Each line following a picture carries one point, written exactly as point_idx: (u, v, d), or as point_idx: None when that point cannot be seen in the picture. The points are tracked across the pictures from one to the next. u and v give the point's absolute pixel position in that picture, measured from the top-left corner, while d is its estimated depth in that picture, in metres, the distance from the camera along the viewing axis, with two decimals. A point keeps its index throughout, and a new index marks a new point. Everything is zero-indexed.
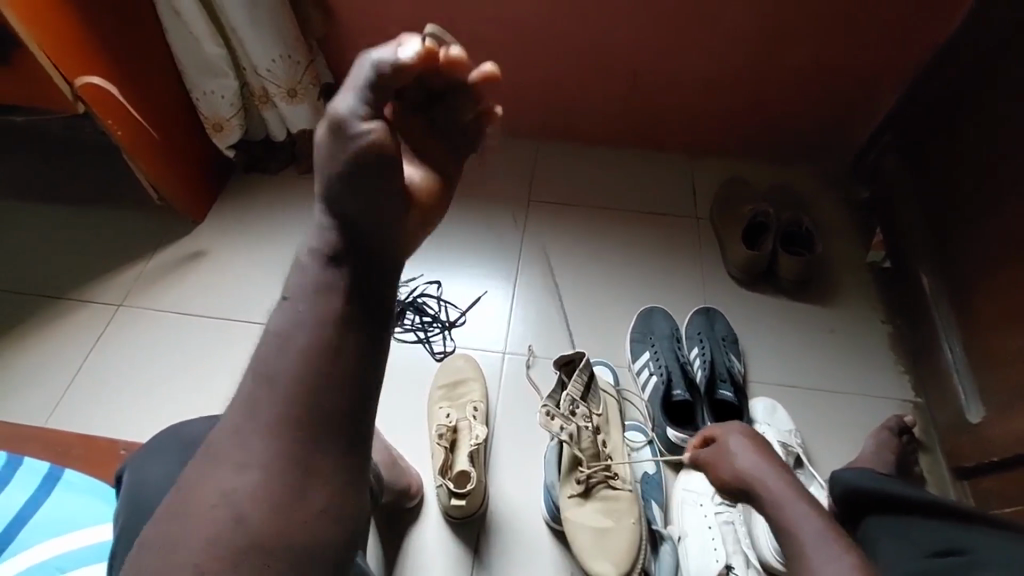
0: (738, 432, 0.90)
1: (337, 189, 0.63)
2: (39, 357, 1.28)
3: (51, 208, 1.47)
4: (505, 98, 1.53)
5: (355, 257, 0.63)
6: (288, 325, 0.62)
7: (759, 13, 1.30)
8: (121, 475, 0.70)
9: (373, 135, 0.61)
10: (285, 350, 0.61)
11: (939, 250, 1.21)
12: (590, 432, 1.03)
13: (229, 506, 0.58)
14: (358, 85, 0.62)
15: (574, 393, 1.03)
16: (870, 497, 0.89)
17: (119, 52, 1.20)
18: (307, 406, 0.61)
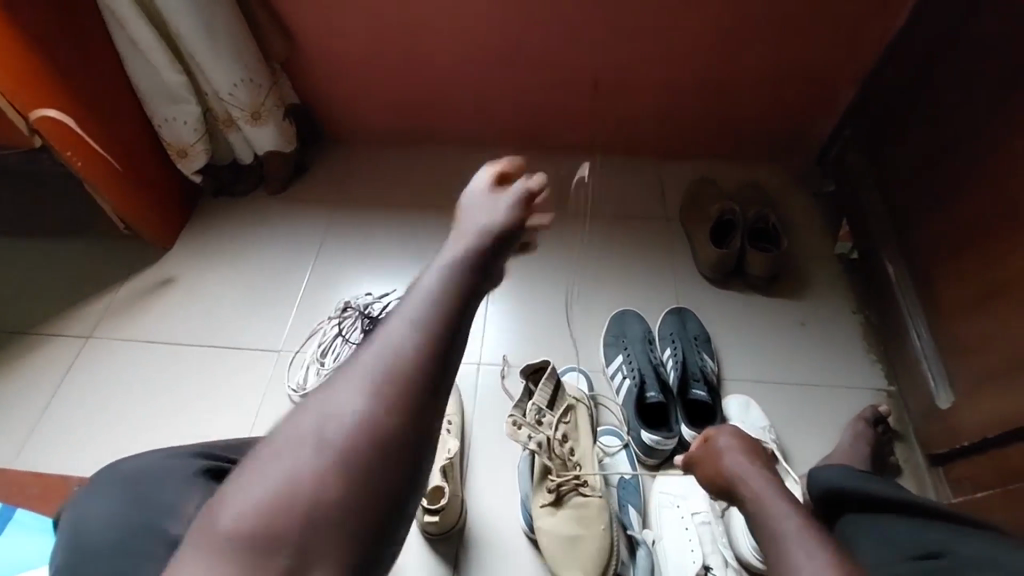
0: (729, 432, 0.89)
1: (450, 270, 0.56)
2: (9, 392, 1.26)
3: (16, 242, 1.46)
4: (470, 110, 1.54)
5: (478, 275, 0.57)
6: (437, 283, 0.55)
7: (714, 15, 1.32)
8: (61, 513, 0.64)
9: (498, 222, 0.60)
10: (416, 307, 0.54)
11: (902, 239, 1.22)
12: (557, 440, 1.04)
13: (300, 485, 0.47)
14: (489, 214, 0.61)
15: (539, 402, 1.05)
16: (848, 493, 0.85)
17: (77, 84, 1.20)
18: (417, 402, 0.51)
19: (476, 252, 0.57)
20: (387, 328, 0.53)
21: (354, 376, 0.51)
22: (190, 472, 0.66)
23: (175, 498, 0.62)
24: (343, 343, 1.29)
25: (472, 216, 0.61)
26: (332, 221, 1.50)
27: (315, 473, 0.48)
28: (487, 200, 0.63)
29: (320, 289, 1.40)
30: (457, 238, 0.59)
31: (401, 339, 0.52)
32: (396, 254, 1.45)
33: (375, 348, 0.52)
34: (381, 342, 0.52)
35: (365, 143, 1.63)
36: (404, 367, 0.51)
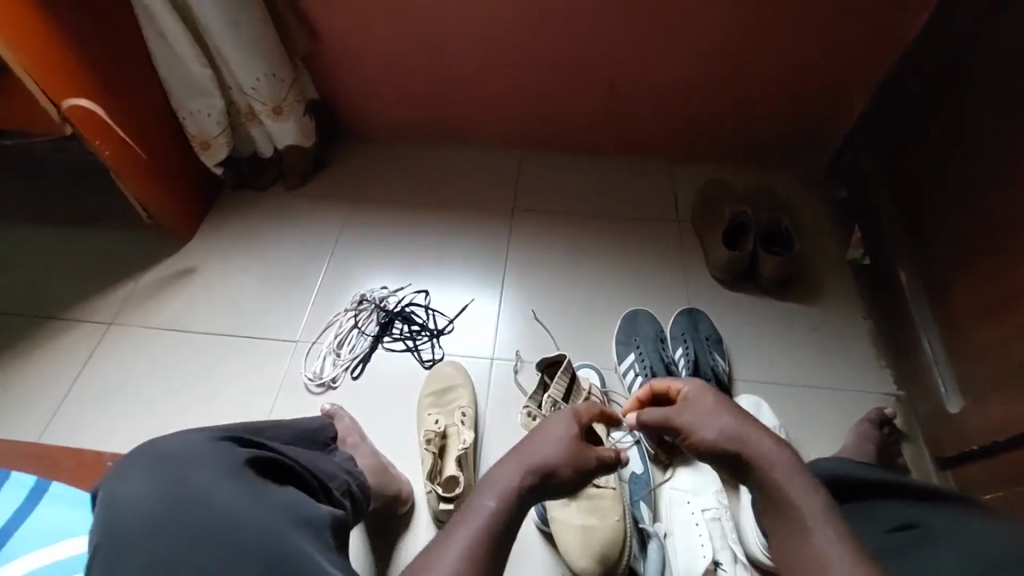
0: (705, 391, 0.80)
1: (527, 458, 0.68)
2: (33, 374, 1.29)
3: (40, 229, 1.48)
4: (487, 110, 1.57)
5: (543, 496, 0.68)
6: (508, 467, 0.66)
7: (731, 20, 1.34)
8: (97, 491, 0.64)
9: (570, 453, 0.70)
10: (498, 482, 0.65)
11: (915, 245, 1.24)
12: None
13: None
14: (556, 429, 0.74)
15: (555, 395, 1.09)
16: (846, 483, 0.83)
17: (106, 74, 1.22)
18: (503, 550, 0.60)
19: (551, 462, 0.68)
20: (509, 473, 0.66)
21: (455, 537, 0.59)
22: (221, 451, 0.68)
23: (216, 479, 0.64)
24: (359, 335, 1.33)
25: (546, 442, 0.70)
26: (349, 216, 1.52)
27: (467, 558, 0.57)
28: (564, 417, 0.75)
29: (336, 282, 1.42)
30: (533, 445, 0.70)
31: (507, 476, 0.65)
32: (411, 249, 1.47)
33: (487, 492, 0.64)
34: (474, 517, 0.61)
35: (383, 140, 1.66)
36: (483, 529, 0.60)
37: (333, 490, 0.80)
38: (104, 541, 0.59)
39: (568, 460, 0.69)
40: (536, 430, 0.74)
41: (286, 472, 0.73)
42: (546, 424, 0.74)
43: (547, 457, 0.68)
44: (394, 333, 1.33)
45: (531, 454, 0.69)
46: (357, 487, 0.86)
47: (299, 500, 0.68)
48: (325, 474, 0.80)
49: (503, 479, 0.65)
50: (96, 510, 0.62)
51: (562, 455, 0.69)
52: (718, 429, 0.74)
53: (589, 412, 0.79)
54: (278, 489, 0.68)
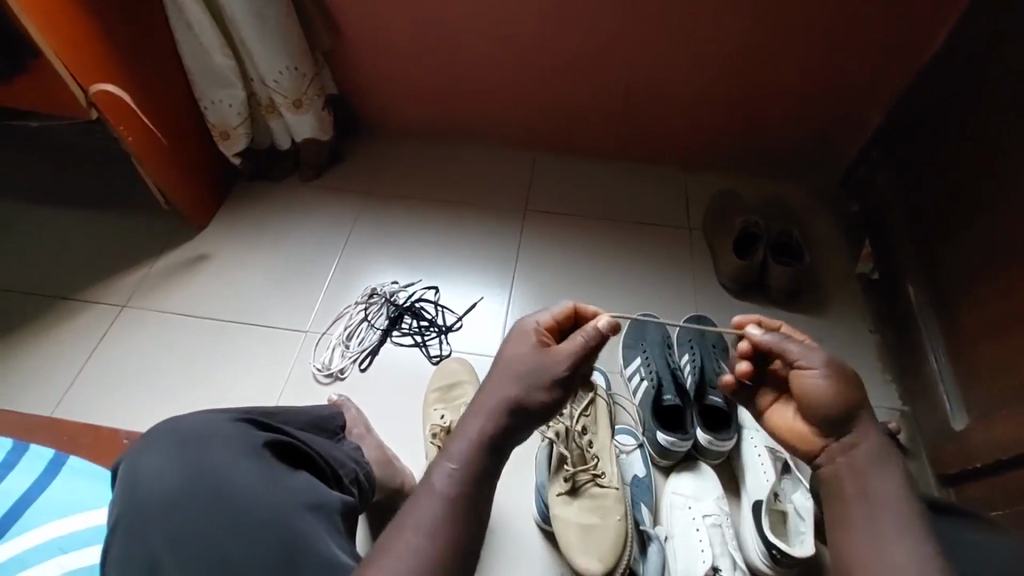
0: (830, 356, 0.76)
1: (498, 393, 0.67)
2: (47, 353, 1.31)
3: (59, 212, 1.51)
4: (504, 111, 1.58)
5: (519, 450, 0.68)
6: (478, 419, 0.65)
7: (749, 32, 1.35)
8: (116, 466, 0.65)
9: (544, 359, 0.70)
10: (465, 434, 0.64)
11: (925, 262, 1.24)
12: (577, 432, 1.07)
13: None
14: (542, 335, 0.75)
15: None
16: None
17: (131, 61, 1.24)
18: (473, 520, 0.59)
19: (516, 395, 0.67)
20: (471, 423, 0.65)
21: (421, 504, 0.59)
22: (238, 431, 0.69)
23: (230, 459, 0.65)
24: (368, 328, 1.34)
25: (508, 371, 0.69)
26: (362, 210, 1.54)
27: (437, 523, 0.58)
28: (522, 336, 0.75)
29: (347, 275, 1.44)
30: (493, 380, 0.69)
31: (475, 423, 0.65)
32: (423, 246, 1.48)
33: (456, 443, 0.63)
34: (440, 481, 0.61)
35: (399, 137, 1.67)
36: (452, 496, 0.59)
37: (344, 477, 0.81)
38: (126, 514, 0.61)
39: (536, 386, 0.68)
40: (497, 359, 0.73)
41: (300, 455, 0.74)
42: (506, 348, 0.74)
43: (511, 389, 0.67)
44: (403, 328, 1.34)
45: (493, 392, 0.67)
46: (364, 476, 0.86)
47: (312, 484, 0.69)
48: (336, 461, 0.81)
49: (465, 432, 0.64)
50: (117, 484, 0.63)
51: (528, 379, 0.68)
52: (845, 391, 0.71)
53: (551, 321, 0.80)
54: (291, 471, 0.69)
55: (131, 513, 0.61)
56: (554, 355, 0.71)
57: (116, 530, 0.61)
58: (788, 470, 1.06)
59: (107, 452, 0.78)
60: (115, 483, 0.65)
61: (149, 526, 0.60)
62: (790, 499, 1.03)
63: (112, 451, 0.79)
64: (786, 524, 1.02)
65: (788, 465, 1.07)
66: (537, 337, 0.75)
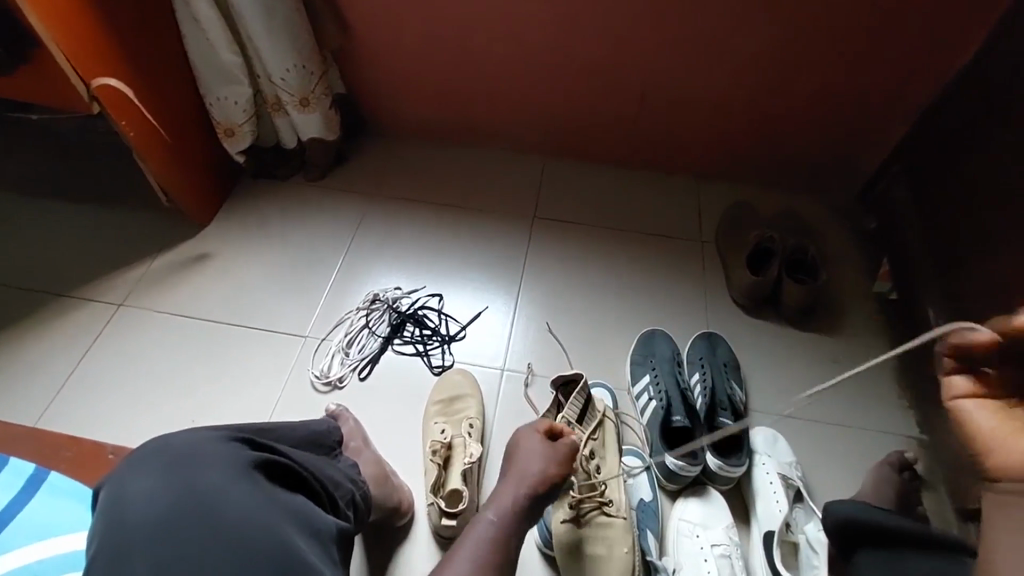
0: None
1: (521, 478, 0.82)
2: (40, 351, 1.28)
3: (58, 206, 1.48)
4: (514, 116, 1.55)
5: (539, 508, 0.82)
6: (512, 482, 0.82)
7: (770, 40, 1.31)
8: (99, 489, 0.61)
9: (546, 463, 0.85)
10: (500, 497, 0.80)
11: (947, 285, 1.19)
12: (585, 457, 1.04)
13: None
14: (535, 442, 0.88)
15: (569, 416, 1.03)
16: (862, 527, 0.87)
17: (135, 55, 1.22)
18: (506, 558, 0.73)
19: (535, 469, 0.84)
20: (505, 493, 0.80)
21: (465, 549, 0.72)
22: (235, 452, 0.65)
23: (225, 481, 0.61)
24: (369, 335, 1.31)
25: (525, 462, 0.85)
26: (367, 212, 1.51)
27: (475, 565, 0.70)
28: (530, 434, 0.90)
29: (350, 279, 1.40)
30: (514, 468, 0.85)
31: (509, 490, 0.81)
32: (428, 252, 1.45)
33: (492, 509, 0.78)
34: (481, 527, 0.75)
35: (406, 138, 1.64)
36: (491, 541, 0.73)
37: (339, 499, 0.78)
38: (106, 543, 0.56)
39: (551, 463, 0.85)
40: (513, 457, 0.87)
41: (295, 478, 0.70)
42: (517, 445, 0.89)
43: (533, 469, 0.84)
44: (405, 336, 1.31)
45: (518, 471, 0.83)
46: (361, 496, 0.83)
47: (307, 509, 0.66)
48: (332, 482, 0.77)
49: (502, 497, 0.79)
50: (98, 508, 0.59)
51: (546, 461, 0.85)
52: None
53: (545, 426, 0.92)
54: (286, 496, 0.66)
55: (114, 539, 0.56)
56: (559, 445, 0.88)
57: (93, 560, 0.56)
58: (799, 499, 1.04)
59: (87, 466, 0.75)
60: (96, 507, 0.60)
61: (135, 553, 0.55)
62: (803, 529, 1.00)
63: (96, 465, 0.75)
64: (796, 555, 1.00)
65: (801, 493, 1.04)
66: (538, 436, 0.90)
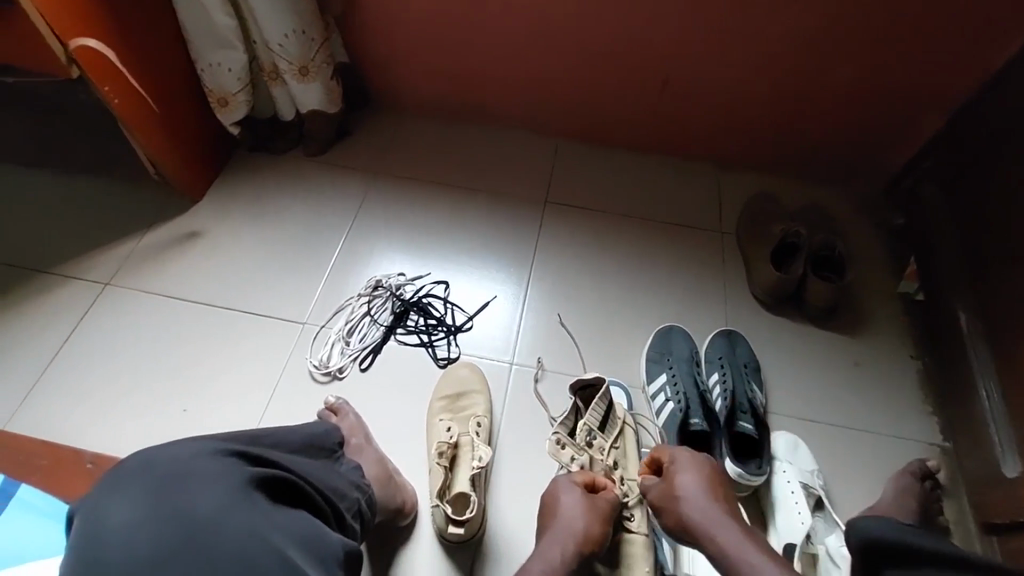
0: (687, 462, 0.90)
1: (564, 546, 0.85)
2: (21, 331, 1.21)
3: (40, 176, 1.39)
4: (528, 92, 1.45)
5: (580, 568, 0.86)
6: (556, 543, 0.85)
7: (806, 19, 1.22)
8: (75, 512, 0.55)
9: (586, 523, 0.87)
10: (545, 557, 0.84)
11: (979, 288, 1.13)
12: (607, 466, 1.01)
13: None
14: (575, 501, 0.89)
15: (590, 423, 1.02)
16: (886, 547, 0.68)
17: (118, 15, 1.11)
18: None
19: (580, 527, 0.86)
20: (550, 552, 0.84)
21: None
22: (229, 469, 0.58)
23: (219, 504, 0.55)
24: (371, 323, 1.24)
25: (567, 519, 0.87)
26: (369, 191, 1.42)
27: None
28: (569, 487, 0.92)
29: (350, 263, 1.32)
30: (556, 524, 0.88)
31: (552, 552, 0.84)
32: (434, 236, 1.37)
33: (538, 567, 0.83)
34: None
35: (412, 113, 1.54)
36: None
37: (344, 512, 0.72)
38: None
39: (594, 522, 0.88)
40: (553, 512, 0.90)
41: (297, 493, 0.64)
42: (557, 498, 0.91)
43: (577, 527, 0.86)
44: (408, 325, 1.24)
45: (562, 530, 0.86)
46: (367, 504, 0.77)
47: (311, 530, 0.60)
48: (336, 493, 0.72)
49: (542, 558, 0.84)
50: (72, 536, 0.52)
51: (589, 519, 0.87)
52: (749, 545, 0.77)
53: (584, 479, 0.94)
54: (289, 516, 0.59)
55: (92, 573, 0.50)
56: (599, 502, 0.90)
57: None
58: (819, 507, 1.02)
59: (59, 478, 0.78)
60: (71, 532, 0.54)
61: None
62: (823, 542, 0.98)
63: (72, 479, 0.79)
64: (816, 567, 0.96)
65: (820, 501, 1.03)
66: (578, 487, 0.92)
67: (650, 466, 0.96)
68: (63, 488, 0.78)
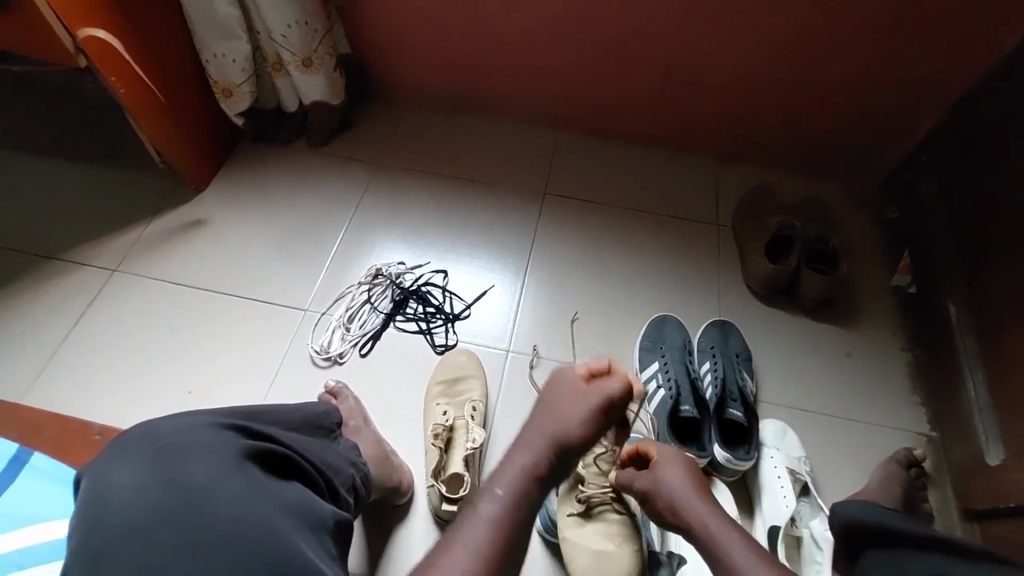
0: (675, 459, 0.92)
1: (544, 432, 0.78)
2: (30, 315, 1.24)
3: (49, 163, 1.42)
4: (528, 85, 1.47)
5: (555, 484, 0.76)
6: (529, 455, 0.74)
7: (803, 14, 1.23)
8: (83, 476, 0.58)
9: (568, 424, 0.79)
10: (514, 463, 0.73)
11: (969, 281, 1.15)
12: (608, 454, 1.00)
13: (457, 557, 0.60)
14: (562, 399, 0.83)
15: None
16: (864, 525, 0.77)
17: (125, 7, 1.14)
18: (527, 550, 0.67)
19: (562, 427, 0.79)
20: (534, 440, 0.77)
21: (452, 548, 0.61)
22: (226, 441, 0.61)
23: (219, 474, 0.58)
24: (371, 311, 1.27)
25: (551, 414, 0.81)
26: (370, 182, 1.44)
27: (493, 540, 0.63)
28: (565, 379, 0.87)
29: (351, 252, 1.35)
30: (540, 416, 0.81)
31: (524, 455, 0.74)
32: (433, 226, 1.39)
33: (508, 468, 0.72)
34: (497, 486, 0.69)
35: (413, 104, 1.56)
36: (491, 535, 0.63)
37: (338, 486, 0.75)
38: (85, 537, 0.53)
39: (574, 421, 0.80)
40: (546, 395, 0.86)
41: (292, 466, 0.67)
42: (551, 387, 0.87)
43: (557, 425, 0.79)
44: (407, 313, 1.27)
45: (543, 423, 0.79)
46: (361, 481, 0.80)
47: (305, 500, 0.63)
48: (331, 468, 0.74)
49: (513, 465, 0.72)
50: (80, 497, 0.56)
51: (569, 421, 0.80)
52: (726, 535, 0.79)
53: (586, 369, 0.88)
54: (283, 486, 0.63)
55: (97, 534, 0.53)
56: (590, 393, 0.84)
57: (70, 553, 0.53)
58: (805, 493, 1.05)
59: (74, 448, 0.82)
60: (79, 491, 0.57)
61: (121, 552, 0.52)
62: (808, 524, 1.01)
63: (84, 448, 0.83)
64: (800, 550, 0.99)
65: (807, 487, 1.05)
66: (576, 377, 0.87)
67: (632, 457, 0.96)
68: (74, 458, 0.82)
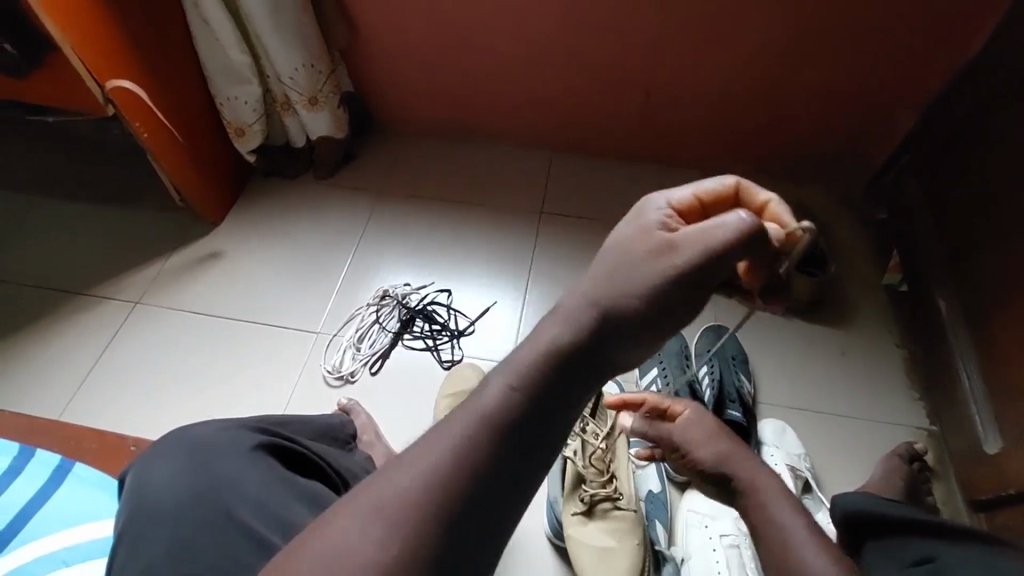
0: (697, 412, 0.99)
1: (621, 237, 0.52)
2: (58, 348, 1.32)
3: (75, 206, 1.51)
4: (520, 112, 1.55)
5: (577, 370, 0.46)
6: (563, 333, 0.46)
7: (776, 33, 1.31)
8: (128, 473, 0.68)
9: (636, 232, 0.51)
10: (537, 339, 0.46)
11: (955, 275, 1.19)
12: (602, 451, 1.07)
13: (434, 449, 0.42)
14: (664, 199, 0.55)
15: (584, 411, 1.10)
16: (861, 515, 0.73)
17: (147, 59, 1.24)
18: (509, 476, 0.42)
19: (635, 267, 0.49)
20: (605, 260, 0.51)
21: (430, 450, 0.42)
22: (243, 441, 0.70)
23: (241, 470, 0.67)
24: (379, 330, 1.32)
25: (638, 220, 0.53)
26: (374, 210, 1.52)
27: (466, 441, 0.42)
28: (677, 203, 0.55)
29: (359, 276, 1.42)
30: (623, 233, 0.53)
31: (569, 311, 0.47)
32: (436, 248, 1.46)
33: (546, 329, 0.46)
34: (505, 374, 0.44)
35: (412, 135, 1.65)
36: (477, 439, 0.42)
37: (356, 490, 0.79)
38: (127, 523, 0.63)
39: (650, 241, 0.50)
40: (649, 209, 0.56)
41: (310, 467, 0.75)
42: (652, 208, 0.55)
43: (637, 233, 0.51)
44: (414, 331, 1.33)
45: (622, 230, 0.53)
46: None
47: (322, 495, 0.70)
48: (349, 474, 0.79)
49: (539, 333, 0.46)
50: (125, 490, 0.66)
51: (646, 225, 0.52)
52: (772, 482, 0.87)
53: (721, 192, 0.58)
54: (302, 482, 0.70)
55: (138, 520, 0.63)
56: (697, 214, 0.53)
57: (117, 534, 0.63)
58: (807, 488, 1.09)
59: (110, 458, 0.87)
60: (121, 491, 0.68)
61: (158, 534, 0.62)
62: None
63: (117, 457, 0.88)
64: None
65: (808, 483, 1.09)
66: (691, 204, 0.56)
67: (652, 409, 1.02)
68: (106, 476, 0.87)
